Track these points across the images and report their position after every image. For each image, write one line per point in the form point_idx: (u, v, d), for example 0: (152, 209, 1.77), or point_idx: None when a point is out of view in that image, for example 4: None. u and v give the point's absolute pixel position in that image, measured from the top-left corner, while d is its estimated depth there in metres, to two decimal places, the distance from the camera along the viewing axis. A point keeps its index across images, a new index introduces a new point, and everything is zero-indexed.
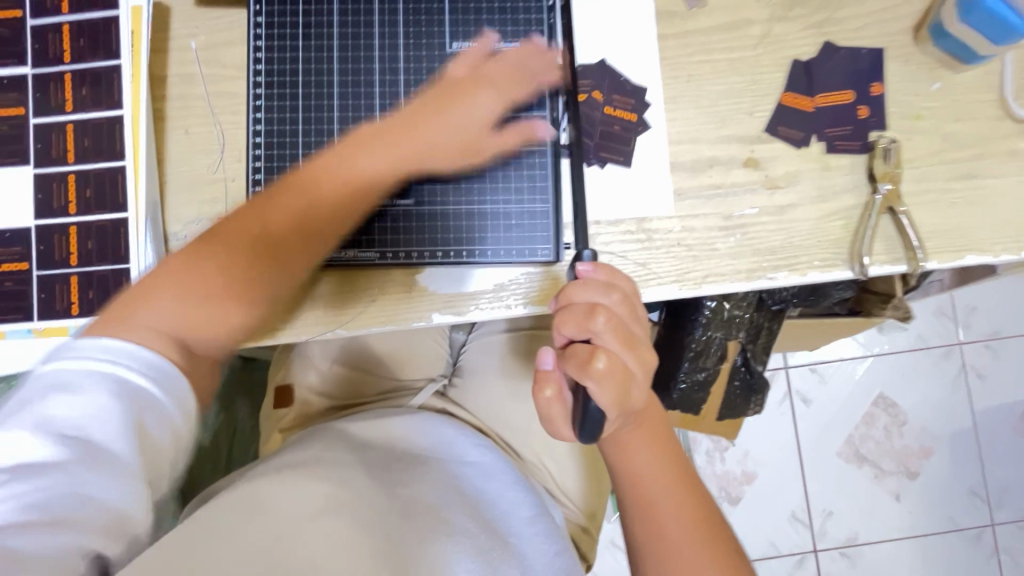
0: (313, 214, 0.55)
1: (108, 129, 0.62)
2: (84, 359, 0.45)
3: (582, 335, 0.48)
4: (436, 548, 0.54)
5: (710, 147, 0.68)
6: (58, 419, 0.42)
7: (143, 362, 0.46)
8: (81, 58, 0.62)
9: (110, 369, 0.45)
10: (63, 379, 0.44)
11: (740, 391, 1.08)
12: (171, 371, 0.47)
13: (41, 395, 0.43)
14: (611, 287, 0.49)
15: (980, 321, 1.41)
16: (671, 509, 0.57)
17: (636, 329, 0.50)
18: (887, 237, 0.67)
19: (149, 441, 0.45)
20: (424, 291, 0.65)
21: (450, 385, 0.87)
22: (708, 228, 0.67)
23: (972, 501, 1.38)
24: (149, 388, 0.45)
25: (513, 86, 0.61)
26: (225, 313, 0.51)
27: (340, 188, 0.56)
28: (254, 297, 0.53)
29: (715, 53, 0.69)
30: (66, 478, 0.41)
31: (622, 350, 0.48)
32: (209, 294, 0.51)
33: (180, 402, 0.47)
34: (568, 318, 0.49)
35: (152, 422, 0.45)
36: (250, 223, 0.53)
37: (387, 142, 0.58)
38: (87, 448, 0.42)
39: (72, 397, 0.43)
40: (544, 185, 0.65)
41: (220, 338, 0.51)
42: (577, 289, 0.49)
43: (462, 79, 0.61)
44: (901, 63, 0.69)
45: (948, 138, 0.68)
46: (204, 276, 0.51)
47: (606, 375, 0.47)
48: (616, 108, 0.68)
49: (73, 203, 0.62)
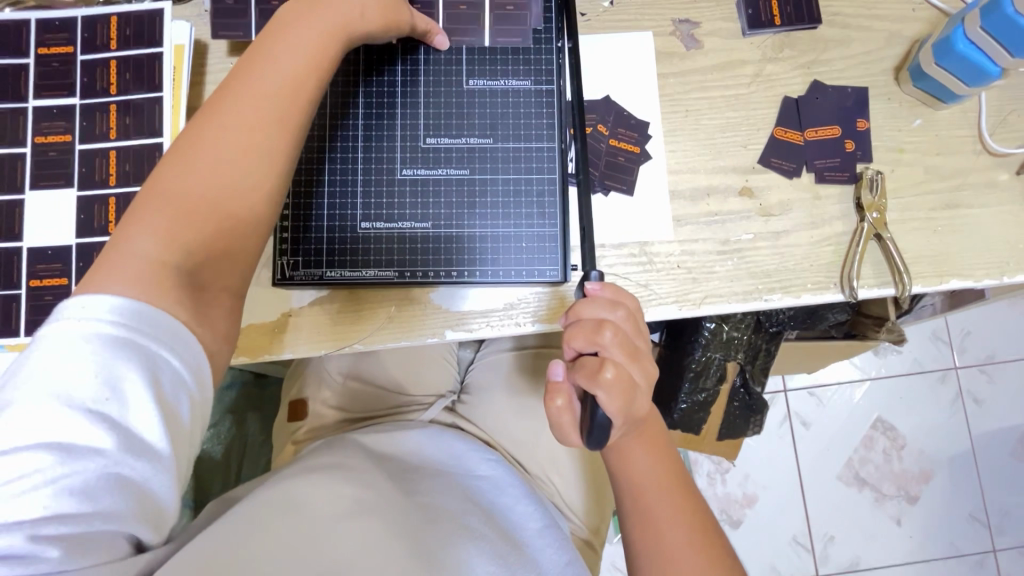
0: (266, 119, 0.54)
1: (147, 154, 0.67)
2: (87, 322, 0.43)
3: (591, 348, 0.52)
4: (449, 552, 0.57)
5: (708, 177, 0.73)
6: (82, 396, 0.41)
7: (138, 311, 0.44)
8: (125, 90, 0.67)
9: (112, 331, 0.43)
10: (68, 345, 0.42)
11: (739, 411, 1.11)
12: (192, 349, 0.46)
13: (47, 363, 0.42)
14: (616, 304, 0.53)
15: (974, 345, 1.44)
16: (674, 516, 0.60)
17: (640, 344, 0.54)
18: (875, 262, 0.71)
19: (178, 422, 0.45)
20: (440, 309, 0.69)
21: (459, 400, 0.90)
22: (707, 252, 0.71)
23: (972, 525, 1.39)
24: (157, 349, 0.44)
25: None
26: (222, 223, 0.51)
27: (279, 85, 0.55)
28: (246, 205, 0.53)
29: (712, 90, 0.74)
30: (93, 453, 0.41)
31: (627, 362, 0.52)
32: (184, 230, 0.49)
33: (191, 360, 0.46)
34: (577, 332, 0.52)
35: (168, 388, 0.44)
36: (199, 156, 0.51)
37: (307, 16, 0.57)
38: (105, 419, 0.42)
39: (83, 364, 0.42)
40: (552, 212, 0.70)
41: (219, 241, 0.51)
42: (587, 306, 0.53)
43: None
44: (883, 101, 0.75)
45: (929, 171, 0.73)
46: (177, 206, 0.50)
47: (613, 384, 0.50)
48: (620, 140, 0.73)
49: (112, 223, 0.66)
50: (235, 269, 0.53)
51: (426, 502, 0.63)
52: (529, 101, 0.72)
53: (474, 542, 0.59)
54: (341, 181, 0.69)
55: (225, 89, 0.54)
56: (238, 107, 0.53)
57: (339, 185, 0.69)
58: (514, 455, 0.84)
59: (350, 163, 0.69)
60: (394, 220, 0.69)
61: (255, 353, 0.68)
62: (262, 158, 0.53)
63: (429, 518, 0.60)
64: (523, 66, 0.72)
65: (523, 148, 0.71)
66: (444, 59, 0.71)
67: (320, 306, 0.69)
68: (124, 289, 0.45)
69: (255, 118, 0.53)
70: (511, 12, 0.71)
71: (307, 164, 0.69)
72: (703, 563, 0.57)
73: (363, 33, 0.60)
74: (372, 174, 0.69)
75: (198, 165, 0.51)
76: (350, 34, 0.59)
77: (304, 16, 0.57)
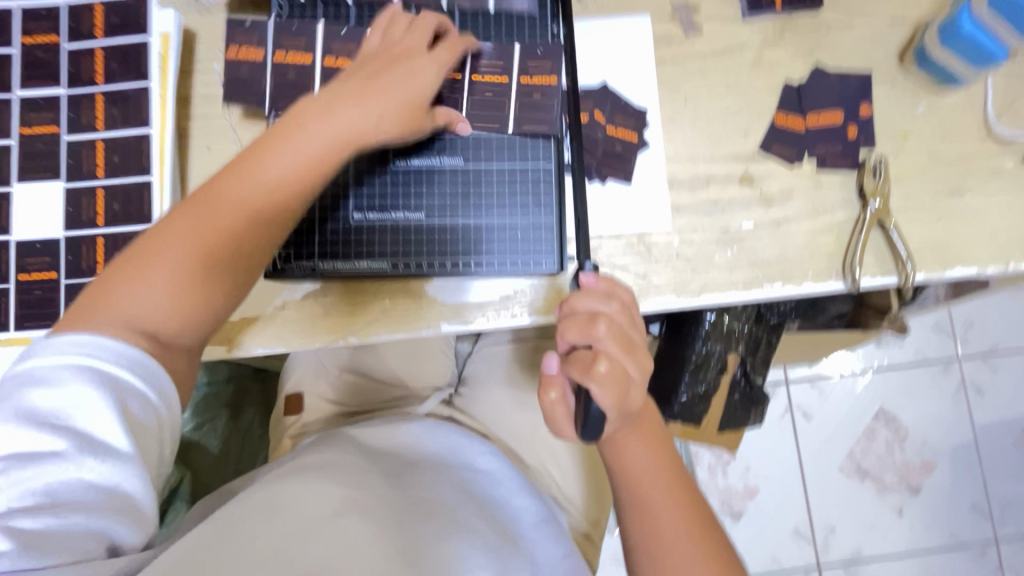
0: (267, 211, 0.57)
1: (136, 145, 0.66)
2: (55, 352, 0.49)
3: (584, 342, 0.51)
4: (446, 547, 0.56)
5: (707, 165, 0.71)
6: (41, 408, 0.47)
7: (102, 342, 0.50)
8: (112, 80, 0.66)
9: (73, 358, 0.48)
10: (37, 373, 0.48)
11: (740, 403, 1.10)
12: (144, 358, 0.51)
13: (19, 390, 0.47)
14: (610, 296, 0.52)
15: (978, 336, 1.43)
16: (670, 510, 0.59)
17: (635, 337, 0.52)
18: (877, 250, 0.70)
19: (133, 423, 0.49)
20: (435, 301, 0.68)
21: (457, 394, 0.89)
22: (706, 242, 0.70)
23: (974, 516, 1.38)
24: (115, 369, 0.49)
25: (448, 56, 0.64)
26: (201, 296, 0.55)
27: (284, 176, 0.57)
28: (227, 281, 0.56)
29: (711, 76, 0.73)
30: (55, 461, 0.46)
31: (622, 355, 0.50)
32: (164, 296, 0.53)
33: (150, 376, 0.51)
34: (571, 325, 0.51)
35: (126, 400, 0.49)
36: (192, 224, 0.55)
37: (330, 114, 0.59)
38: (66, 432, 0.46)
39: (48, 387, 0.47)
40: (548, 201, 0.69)
41: (195, 315, 0.55)
42: (580, 298, 0.52)
43: (395, 51, 0.62)
44: (887, 85, 0.73)
45: (933, 157, 0.72)
46: (163, 272, 0.54)
47: (607, 377, 0.49)
48: (618, 128, 0.71)
49: (101, 215, 0.65)
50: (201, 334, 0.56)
51: (419, 498, 0.62)
52: (525, 80, 0.69)
53: (467, 537, 0.59)
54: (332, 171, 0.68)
55: (238, 167, 0.57)
56: (242, 197, 0.56)
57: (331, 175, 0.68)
58: (512, 449, 0.84)
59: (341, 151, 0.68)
60: (388, 211, 0.68)
61: (248, 347, 0.67)
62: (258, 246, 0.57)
63: (421, 515, 0.59)
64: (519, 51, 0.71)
65: (520, 132, 0.69)
66: None
67: (313, 299, 0.68)
68: (108, 329, 0.51)
69: (259, 210, 0.57)
70: (536, 99, 0.69)
71: None
72: (700, 556, 0.57)
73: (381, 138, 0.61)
74: (365, 163, 0.68)
75: (188, 239, 0.55)
76: (367, 139, 0.60)
77: (328, 115, 0.59)
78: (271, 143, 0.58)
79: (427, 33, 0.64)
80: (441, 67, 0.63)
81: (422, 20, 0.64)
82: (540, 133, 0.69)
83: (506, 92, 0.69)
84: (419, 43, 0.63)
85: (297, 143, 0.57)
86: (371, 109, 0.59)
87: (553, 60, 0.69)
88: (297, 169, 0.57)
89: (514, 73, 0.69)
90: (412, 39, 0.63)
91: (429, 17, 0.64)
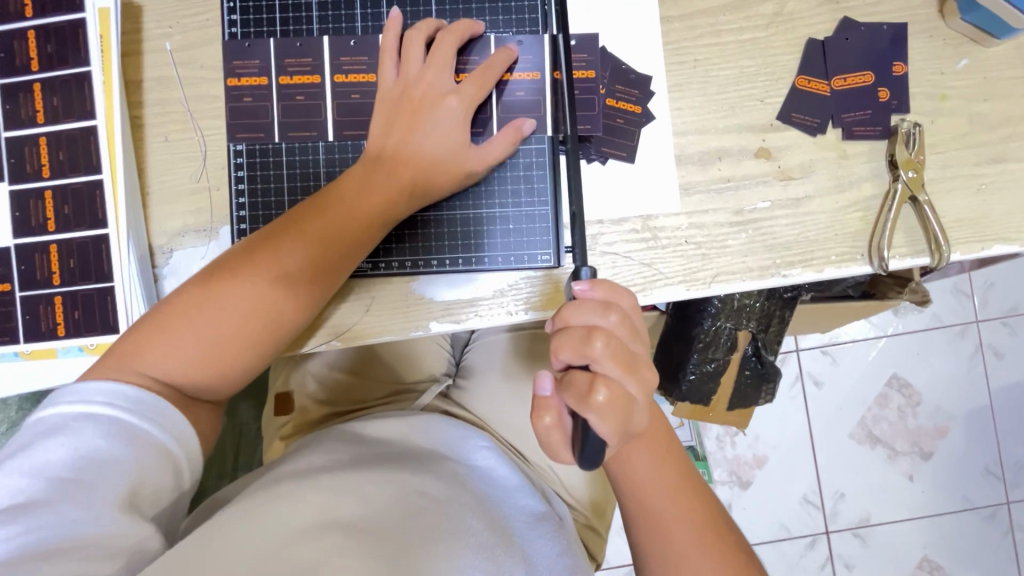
0: (296, 273, 0.55)
1: (82, 140, 0.61)
2: (79, 402, 0.50)
3: (580, 362, 0.46)
4: (439, 551, 0.53)
5: (719, 138, 0.64)
6: (56, 458, 0.47)
7: (127, 393, 0.51)
8: (49, 66, 0.61)
9: (98, 410, 0.50)
10: (56, 422, 0.49)
11: (751, 380, 1.03)
12: (165, 408, 0.52)
13: (35, 439, 0.48)
14: (609, 308, 0.47)
15: (998, 297, 1.34)
16: (678, 512, 0.55)
17: (638, 350, 0.48)
18: (907, 228, 0.63)
19: (143, 475, 0.49)
20: (423, 299, 0.63)
21: (454, 386, 0.85)
22: (717, 224, 0.63)
23: (986, 479, 1.33)
24: (139, 422, 0.50)
25: (476, 91, 0.60)
26: (227, 362, 0.55)
27: (319, 240, 0.56)
28: (251, 349, 0.56)
29: (724, 34, 0.64)
30: (57, 518, 0.45)
31: (624, 377, 0.46)
32: (193, 358, 0.54)
33: (173, 428, 0.52)
34: (564, 344, 0.46)
35: (146, 453, 0.50)
36: (223, 285, 0.54)
37: (370, 182, 0.58)
38: (77, 487, 0.47)
39: (66, 438, 0.48)
40: (542, 187, 0.63)
41: (230, 382, 0.57)
42: (572, 311, 0.47)
43: (419, 93, 0.59)
44: (925, 39, 0.64)
45: (975, 120, 0.64)
46: (193, 335, 0.54)
47: (607, 407, 0.44)
48: (619, 99, 0.64)
49: (51, 220, 0.60)
50: (223, 391, 0.57)
51: (411, 493, 0.59)
52: (526, 62, 0.63)
53: (462, 545, 0.55)
54: (301, 162, 0.63)
55: (283, 229, 0.56)
56: (277, 262, 0.55)
57: (299, 167, 0.63)
58: (511, 444, 0.79)
59: (309, 142, 0.63)
60: None
61: None
62: (289, 318, 0.56)
63: (412, 512, 0.57)
64: (503, 15, 0.64)
65: (512, 118, 0.63)
66: (412, 11, 0.64)
67: None
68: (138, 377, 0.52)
69: (293, 277, 0.55)
70: (550, 98, 0.63)
71: (259, 142, 0.62)
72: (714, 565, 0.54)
73: (418, 197, 0.59)
74: (337, 152, 0.63)
75: (221, 304, 0.54)
76: (407, 200, 0.59)
77: (366, 179, 0.58)
78: (305, 209, 0.57)
79: (448, 66, 0.60)
80: (470, 106, 0.59)
81: (443, 48, 0.60)
82: (541, 131, 0.63)
83: (540, 90, 0.63)
84: (443, 82, 0.59)
85: (333, 211, 0.57)
86: (405, 173, 0.58)
87: (589, 51, 0.64)
88: (331, 237, 0.56)
89: (547, 66, 0.63)
90: (434, 75, 0.59)
91: (449, 43, 0.60)
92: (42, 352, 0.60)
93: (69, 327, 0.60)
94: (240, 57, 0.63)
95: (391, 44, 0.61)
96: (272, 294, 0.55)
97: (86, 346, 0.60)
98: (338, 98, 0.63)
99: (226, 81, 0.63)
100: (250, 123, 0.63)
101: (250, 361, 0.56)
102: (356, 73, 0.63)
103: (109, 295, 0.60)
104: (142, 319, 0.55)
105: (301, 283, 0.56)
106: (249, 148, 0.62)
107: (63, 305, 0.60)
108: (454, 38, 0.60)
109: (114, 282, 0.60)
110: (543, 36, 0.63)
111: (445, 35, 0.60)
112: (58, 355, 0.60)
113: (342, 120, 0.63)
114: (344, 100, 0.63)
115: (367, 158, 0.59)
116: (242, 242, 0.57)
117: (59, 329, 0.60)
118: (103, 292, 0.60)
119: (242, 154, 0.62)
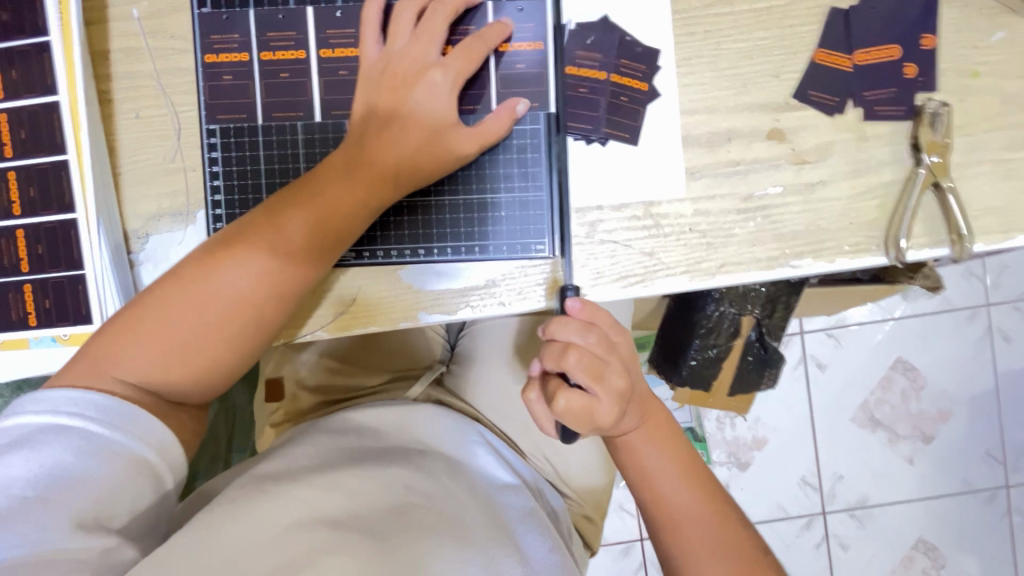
0: (276, 268, 0.52)
1: (44, 117, 0.57)
2: (49, 412, 0.48)
3: (557, 371, 0.48)
4: (432, 550, 0.51)
5: (729, 118, 0.59)
6: (22, 476, 0.46)
7: (100, 402, 0.49)
8: (6, 37, 0.57)
9: (67, 422, 0.48)
10: (23, 435, 0.47)
11: (753, 365, 1.00)
12: (137, 415, 0.50)
13: (1, 453, 0.46)
14: (588, 330, 0.47)
15: (1012, 281, 1.30)
16: (689, 504, 0.54)
17: (614, 364, 0.48)
18: (928, 216, 0.59)
19: (116, 486, 0.48)
20: (411, 288, 0.59)
21: (447, 373, 0.82)
22: (724, 211, 0.59)
23: (987, 464, 1.31)
24: (111, 433, 0.49)
25: (464, 64, 0.55)
26: (208, 365, 0.53)
27: (300, 231, 0.53)
28: (231, 349, 0.53)
29: (738, 2, 0.59)
30: (23, 535, 0.44)
31: (592, 387, 0.47)
32: (169, 360, 0.51)
33: (149, 438, 0.50)
34: (544, 352, 0.48)
35: (121, 465, 0.48)
36: (198, 283, 0.52)
37: (354, 169, 0.54)
38: (47, 504, 0.45)
39: (34, 453, 0.46)
40: (535, 170, 0.59)
41: (214, 385, 0.54)
42: (557, 326, 0.47)
43: (402, 70, 0.55)
44: (958, 8, 0.59)
45: (1008, 98, 0.59)
46: (168, 337, 0.51)
47: (569, 412, 0.47)
48: (623, 75, 0.59)
49: (16, 203, 0.58)
50: (209, 393, 0.55)
51: (403, 485, 0.58)
52: (526, 31, 0.58)
53: (457, 541, 0.53)
54: (279, 142, 0.59)
55: (261, 221, 0.53)
56: (254, 257, 0.52)
57: (277, 146, 0.59)
58: (503, 432, 0.76)
59: (286, 122, 0.58)
60: None
61: None
62: (274, 316, 0.54)
63: (403, 507, 0.55)
64: None
65: (510, 94, 0.58)
66: None
67: None
68: (114, 383, 0.50)
69: (273, 272, 0.52)
70: (549, 69, 0.59)
71: (234, 122, 0.58)
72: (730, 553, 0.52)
73: (406, 183, 0.55)
74: (317, 131, 0.58)
75: (197, 303, 0.51)
76: (392, 187, 0.55)
77: (348, 166, 0.54)
78: (283, 198, 0.54)
79: (436, 40, 0.55)
80: (456, 80, 0.55)
81: (433, 22, 0.55)
82: (538, 108, 0.59)
83: (543, 62, 0.58)
84: (428, 56, 0.55)
85: (311, 204, 0.53)
86: (389, 159, 0.54)
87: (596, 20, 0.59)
88: (313, 231, 0.53)
89: (552, 36, 0.58)
90: (420, 49, 0.55)
91: (442, 15, 0.55)
92: (14, 341, 0.59)
93: (40, 316, 0.58)
94: (223, 28, 0.58)
95: (375, 16, 0.56)
96: (253, 290, 0.52)
97: (59, 337, 0.59)
98: (326, 74, 0.58)
99: (207, 55, 0.58)
100: (223, 101, 0.59)
101: (232, 362, 0.54)
102: (344, 46, 0.58)
103: (80, 283, 0.58)
104: (113, 321, 0.53)
105: (282, 280, 0.53)
106: (224, 128, 0.58)
107: (33, 293, 0.58)
108: (448, 11, 0.56)
109: (84, 270, 0.57)
110: (543, 5, 0.59)
111: (437, 8, 0.56)
112: (30, 344, 0.59)
113: (330, 98, 0.58)
114: (332, 76, 0.58)
115: (346, 143, 0.55)
116: (216, 238, 0.54)
117: (30, 317, 0.59)
118: (74, 280, 0.58)
119: (216, 134, 0.59)
